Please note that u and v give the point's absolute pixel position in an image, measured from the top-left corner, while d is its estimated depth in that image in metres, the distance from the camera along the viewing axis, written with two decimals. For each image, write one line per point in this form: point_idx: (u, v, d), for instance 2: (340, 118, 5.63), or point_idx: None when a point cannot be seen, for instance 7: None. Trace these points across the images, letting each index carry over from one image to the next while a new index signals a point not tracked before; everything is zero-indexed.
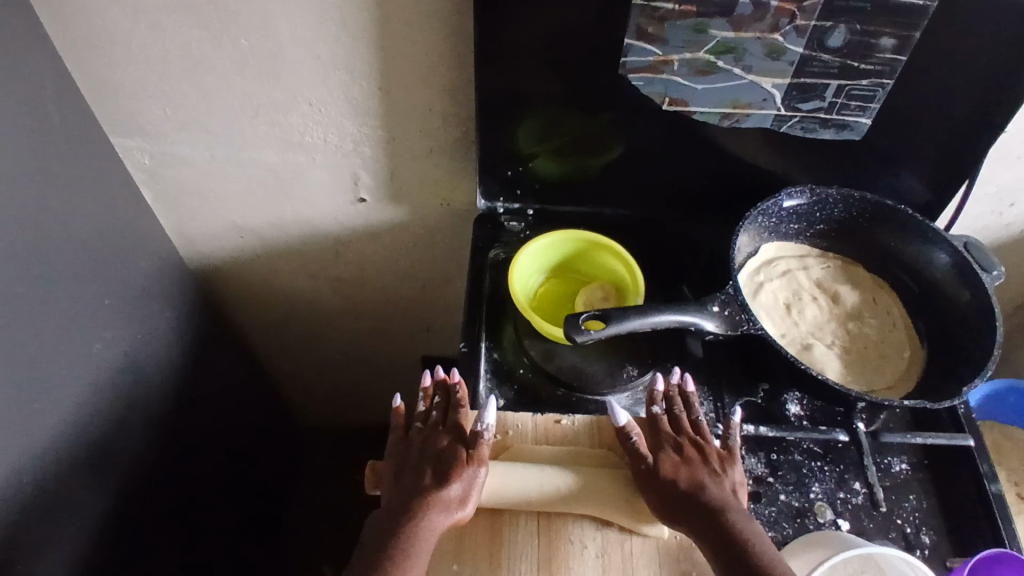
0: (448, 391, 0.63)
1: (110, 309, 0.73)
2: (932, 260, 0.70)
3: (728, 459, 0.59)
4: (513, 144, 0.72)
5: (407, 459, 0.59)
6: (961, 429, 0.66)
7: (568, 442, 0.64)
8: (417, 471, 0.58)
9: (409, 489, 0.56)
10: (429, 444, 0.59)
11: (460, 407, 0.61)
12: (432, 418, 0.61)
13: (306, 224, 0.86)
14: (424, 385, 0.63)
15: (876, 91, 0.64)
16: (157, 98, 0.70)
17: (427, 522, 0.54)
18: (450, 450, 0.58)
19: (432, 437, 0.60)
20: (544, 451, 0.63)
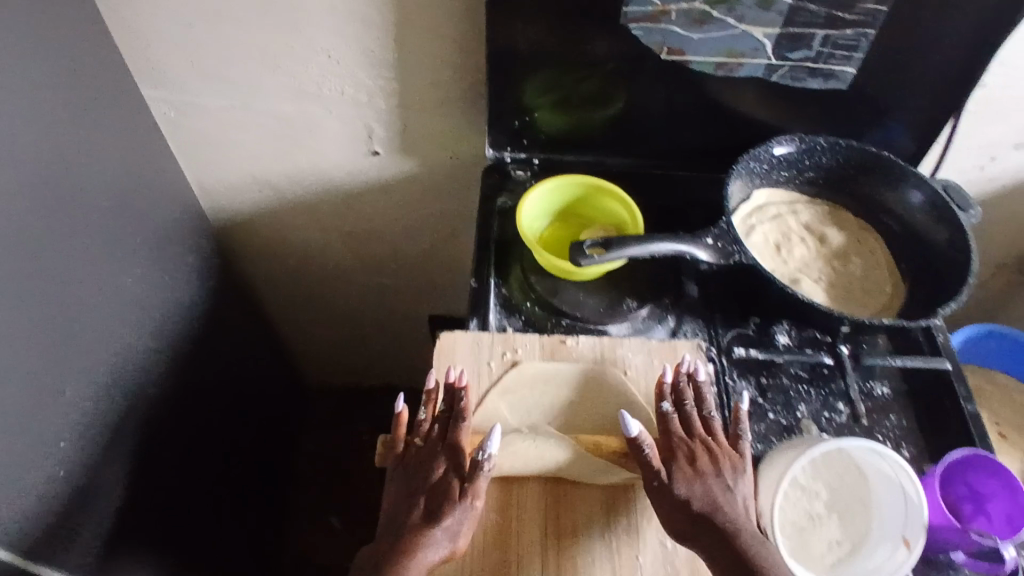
0: (452, 395, 0.61)
1: (139, 248, 0.77)
2: (911, 202, 0.75)
3: (736, 472, 0.58)
4: (521, 95, 0.77)
5: (406, 477, 0.58)
6: (939, 353, 0.71)
7: (571, 362, 0.66)
8: (417, 495, 0.56)
9: (407, 513, 0.55)
10: (427, 467, 0.57)
11: (463, 419, 0.59)
12: (434, 433, 0.59)
13: (321, 175, 0.91)
14: (427, 390, 0.61)
15: (860, 40, 0.69)
16: (185, 48, 0.75)
17: (416, 558, 0.53)
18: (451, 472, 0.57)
19: (433, 455, 0.58)
20: (546, 372, 0.65)
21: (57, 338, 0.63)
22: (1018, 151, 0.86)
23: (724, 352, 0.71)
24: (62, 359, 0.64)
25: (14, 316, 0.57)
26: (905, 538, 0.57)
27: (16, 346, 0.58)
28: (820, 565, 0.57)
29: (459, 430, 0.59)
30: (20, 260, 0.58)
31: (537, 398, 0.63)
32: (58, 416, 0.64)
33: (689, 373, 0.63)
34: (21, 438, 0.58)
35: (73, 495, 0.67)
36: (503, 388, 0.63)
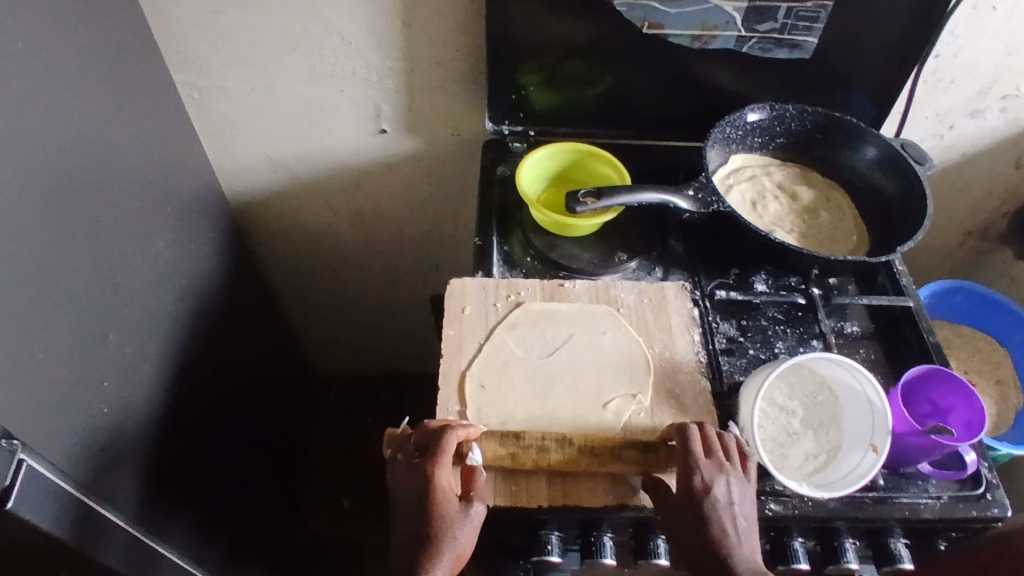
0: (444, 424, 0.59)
1: (167, 217, 0.84)
2: (871, 159, 0.83)
3: (735, 497, 0.57)
4: (516, 71, 0.84)
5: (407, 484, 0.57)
6: (903, 293, 0.79)
7: (570, 300, 0.72)
8: (405, 533, 0.56)
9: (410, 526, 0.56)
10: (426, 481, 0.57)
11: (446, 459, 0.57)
12: (416, 468, 0.58)
13: (332, 155, 0.98)
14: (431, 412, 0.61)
15: (820, 12, 0.77)
16: (210, 32, 0.82)
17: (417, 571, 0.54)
18: (434, 513, 0.56)
19: (423, 476, 0.57)
20: (547, 309, 0.71)
21: (99, 287, 0.69)
22: (972, 118, 0.94)
23: (707, 295, 0.77)
24: (104, 309, 0.70)
25: (65, 261, 0.64)
26: (874, 445, 0.62)
27: (67, 289, 0.64)
28: (797, 473, 0.63)
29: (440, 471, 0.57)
30: (70, 211, 0.65)
31: (540, 333, 0.69)
32: (104, 357, 0.70)
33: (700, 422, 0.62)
34: (73, 373, 0.65)
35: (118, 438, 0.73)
36: (508, 323, 0.69)
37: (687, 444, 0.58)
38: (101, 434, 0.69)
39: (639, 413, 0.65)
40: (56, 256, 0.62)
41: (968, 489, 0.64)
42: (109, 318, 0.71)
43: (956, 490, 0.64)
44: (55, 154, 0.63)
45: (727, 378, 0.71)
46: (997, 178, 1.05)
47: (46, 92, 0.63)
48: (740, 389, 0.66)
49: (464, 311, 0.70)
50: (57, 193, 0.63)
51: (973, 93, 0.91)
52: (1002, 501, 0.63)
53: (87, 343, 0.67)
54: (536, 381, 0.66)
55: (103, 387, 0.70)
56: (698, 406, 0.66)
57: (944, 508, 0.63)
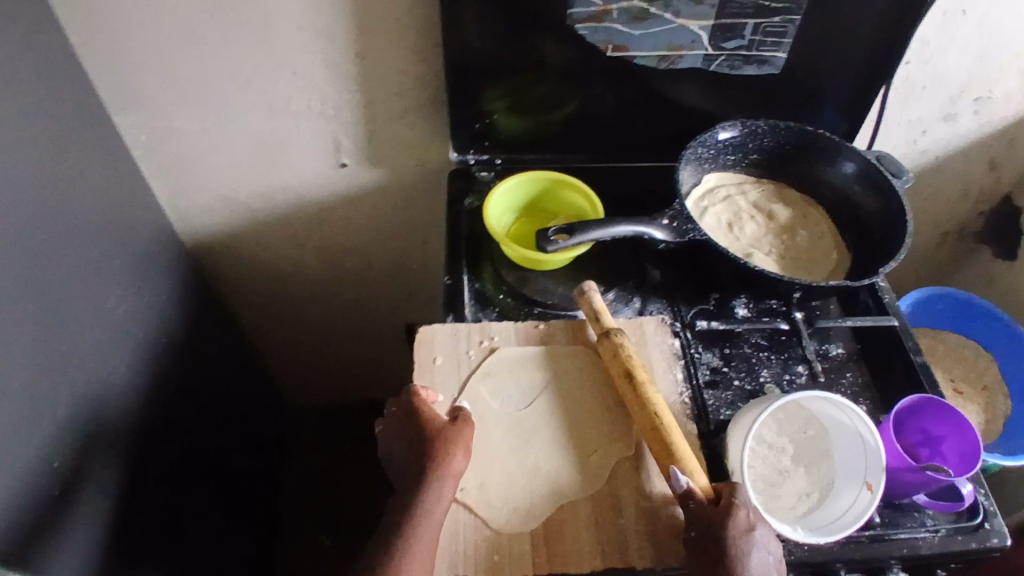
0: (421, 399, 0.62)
1: (117, 270, 0.79)
2: (847, 173, 0.81)
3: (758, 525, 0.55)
4: (478, 99, 0.81)
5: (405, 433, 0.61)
6: (886, 312, 0.77)
7: (546, 343, 0.69)
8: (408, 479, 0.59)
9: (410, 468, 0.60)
10: (416, 425, 0.61)
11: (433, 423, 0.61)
12: (409, 414, 0.62)
13: (291, 191, 0.94)
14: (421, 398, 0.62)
15: (787, 27, 0.74)
16: (153, 73, 0.77)
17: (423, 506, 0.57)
18: (433, 445, 0.59)
19: (415, 420, 0.61)
20: (522, 354, 0.68)
21: (41, 356, 0.65)
22: (947, 122, 0.93)
23: (688, 325, 0.74)
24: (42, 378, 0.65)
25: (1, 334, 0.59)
26: (868, 482, 0.60)
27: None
28: (792, 515, 0.61)
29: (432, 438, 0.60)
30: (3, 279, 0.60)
31: (517, 381, 0.66)
32: (44, 429, 0.65)
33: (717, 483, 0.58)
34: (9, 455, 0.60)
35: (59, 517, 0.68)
36: (482, 374, 0.66)
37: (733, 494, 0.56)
38: (37, 513, 0.64)
39: (625, 463, 0.62)
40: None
41: (965, 520, 0.62)
42: (50, 388, 0.66)
43: (952, 521, 0.62)
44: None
45: (712, 414, 0.68)
46: (971, 180, 1.03)
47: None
48: (727, 429, 0.64)
49: (435, 362, 0.67)
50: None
51: (946, 98, 0.89)
52: (1000, 531, 0.62)
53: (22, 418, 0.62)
54: (515, 433, 0.64)
55: (43, 462, 0.65)
56: None
57: (942, 542, 0.61)
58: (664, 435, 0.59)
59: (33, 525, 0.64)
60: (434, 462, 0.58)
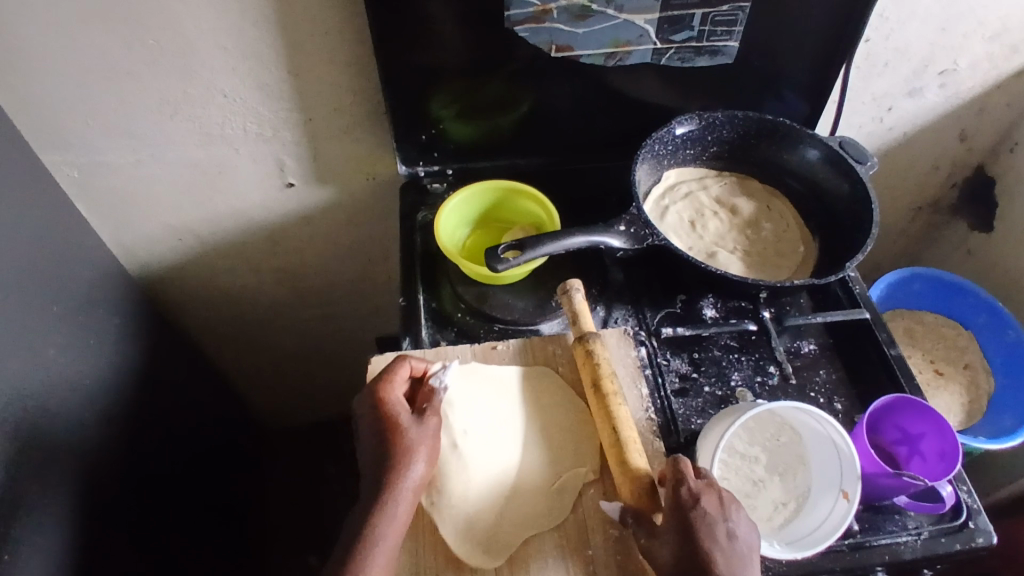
0: (388, 384, 0.60)
1: (57, 315, 0.75)
2: (810, 160, 0.78)
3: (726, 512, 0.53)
4: (423, 109, 0.77)
5: (369, 423, 0.59)
6: (858, 304, 0.74)
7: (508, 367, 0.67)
8: (369, 478, 0.57)
9: (373, 464, 0.57)
10: (379, 415, 0.58)
11: (397, 413, 0.59)
12: (372, 403, 0.59)
13: (239, 215, 0.90)
14: (393, 373, 0.60)
15: (737, 15, 0.72)
16: (73, 106, 0.73)
17: (383, 513, 0.55)
18: (396, 440, 0.57)
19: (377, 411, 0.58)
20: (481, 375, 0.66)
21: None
22: (911, 97, 0.90)
23: (654, 332, 0.71)
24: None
25: None
26: (844, 490, 0.58)
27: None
28: (768, 527, 0.58)
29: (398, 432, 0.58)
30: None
31: (483, 400, 0.64)
32: None
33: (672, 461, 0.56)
34: None
35: None
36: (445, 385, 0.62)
37: (678, 474, 0.55)
38: None
39: (590, 490, 0.60)
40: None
41: (948, 521, 0.60)
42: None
43: (935, 522, 0.60)
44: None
45: (683, 425, 0.66)
46: (942, 152, 1.00)
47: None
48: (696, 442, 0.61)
49: None
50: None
51: (908, 73, 0.86)
52: (985, 529, 0.60)
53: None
54: (479, 456, 0.61)
55: None
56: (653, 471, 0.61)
57: (925, 545, 0.59)
58: (623, 451, 0.57)
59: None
60: (395, 462, 0.56)
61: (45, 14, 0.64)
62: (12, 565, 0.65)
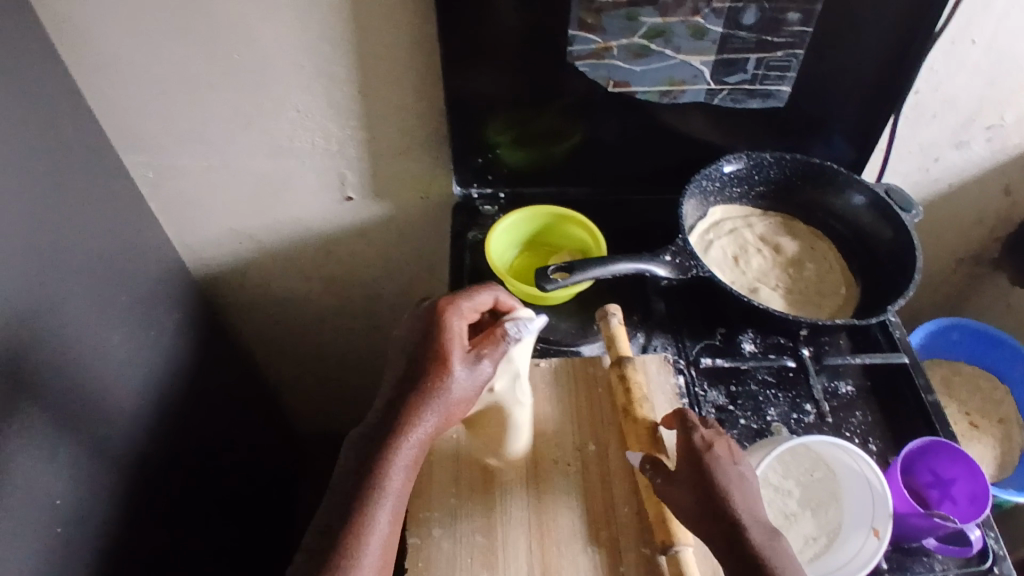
0: (451, 311, 0.59)
1: (123, 305, 0.79)
2: (855, 205, 0.80)
3: (740, 459, 0.58)
4: (482, 134, 0.81)
5: (419, 343, 0.59)
6: (896, 349, 0.75)
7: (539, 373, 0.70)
8: (400, 396, 0.57)
9: (409, 383, 0.57)
10: (432, 338, 0.58)
11: (454, 344, 0.58)
12: (430, 325, 0.59)
13: (298, 223, 0.94)
14: (459, 301, 0.60)
15: (790, 61, 0.74)
16: (158, 112, 0.78)
17: (403, 438, 0.55)
18: (440, 367, 0.57)
19: (432, 334, 0.58)
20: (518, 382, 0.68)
21: (15, 399, 0.64)
22: (958, 149, 0.91)
23: (693, 362, 0.73)
24: (23, 418, 0.65)
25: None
26: (874, 528, 0.58)
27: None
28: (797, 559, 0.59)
29: (446, 364, 0.57)
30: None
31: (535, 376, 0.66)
32: (36, 466, 0.66)
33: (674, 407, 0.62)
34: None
35: (53, 557, 0.67)
36: (519, 341, 0.61)
37: (685, 419, 0.60)
38: (32, 554, 0.64)
39: (625, 509, 0.62)
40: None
41: (975, 565, 0.60)
42: (35, 426, 0.66)
43: (962, 565, 0.60)
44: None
45: None
46: (986, 206, 1.01)
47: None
48: None
49: None
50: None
51: (956, 126, 0.87)
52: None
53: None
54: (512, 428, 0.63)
55: (40, 499, 0.66)
56: None
57: None
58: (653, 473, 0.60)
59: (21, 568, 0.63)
60: (430, 389, 0.56)
61: (143, 26, 0.70)
62: (62, 538, 0.68)
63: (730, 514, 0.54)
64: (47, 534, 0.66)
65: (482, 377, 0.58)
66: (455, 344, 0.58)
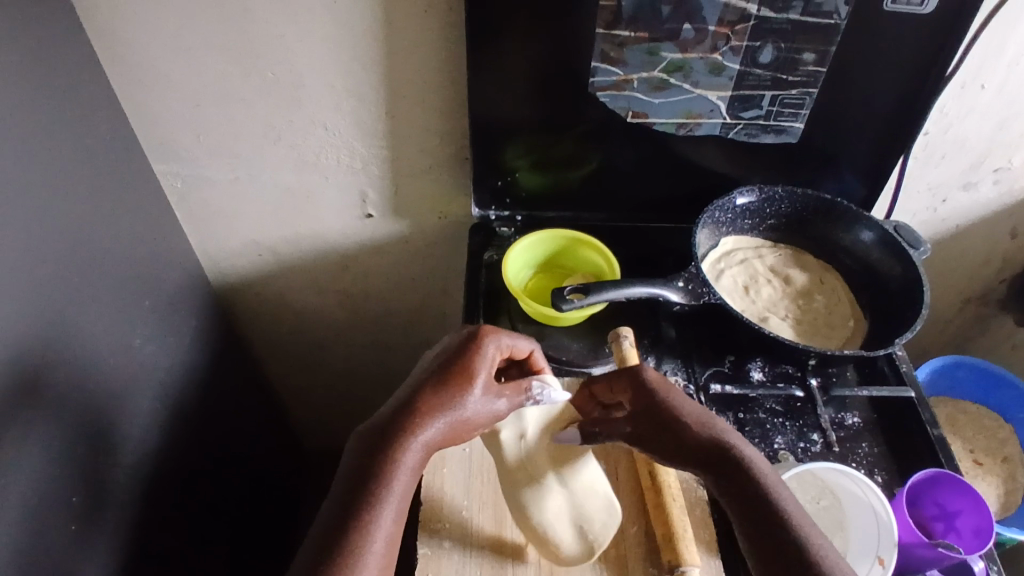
0: (489, 338, 0.61)
1: (147, 309, 0.81)
2: (863, 241, 0.82)
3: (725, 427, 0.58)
4: (503, 158, 0.84)
5: (450, 357, 0.60)
6: (903, 382, 0.76)
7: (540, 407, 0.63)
8: (414, 398, 0.57)
9: (427, 389, 0.57)
10: (463, 356, 0.59)
11: (483, 367, 0.59)
12: (465, 345, 0.60)
13: (318, 238, 0.97)
14: (498, 333, 0.62)
15: (804, 99, 0.77)
16: (190, 125, 0.81)
17: (411, 442, 0.55)
18: (465, 384, 0.58)
19: (465, 351, 0.60)
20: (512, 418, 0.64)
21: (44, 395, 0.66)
22: (966, 190, 0.93)
23: (702, 388, 0.74)
24: (46, 415, 0.66)
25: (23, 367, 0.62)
26: (879, 556, 0.60)
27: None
28: None
29: (470, 383, 0.58)
30: (26, 318, 0.62)
31: None
32: (55, 464, 0.67)
33: (617, 372, 0.61)
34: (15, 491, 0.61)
35: (66, 553, 0.68)
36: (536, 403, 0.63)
37: (641, 385, 0.59)
38: (46, 549, 0.65)
39: (632, 529, 0.63)
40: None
41: None
42: (57, 420, 0.68)
43: None
44: (13, 258, 0.60)
45: None
46: (992, 247, 1.03)
47: (12, 194, 0.60)
48: None
49: None
50: (10, 300, 0.61)
51: (965, 167, 0.89)
52: None
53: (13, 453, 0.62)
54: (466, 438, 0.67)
55: (57, 494, 0.67)
56: (694, 518, 0.63)
57: None
58: (659, 496, 0.62)
59: (34, 565, 0.64)
60: (450, 402, 0.57)
61: (184, 42, 0.73)
62: (76, 535, 0.70)
63: (750, 484, 0.54)
64: (61, 529, 0.67)
65: (496, 411, 0.60)
66: (483, 367, 0.59)
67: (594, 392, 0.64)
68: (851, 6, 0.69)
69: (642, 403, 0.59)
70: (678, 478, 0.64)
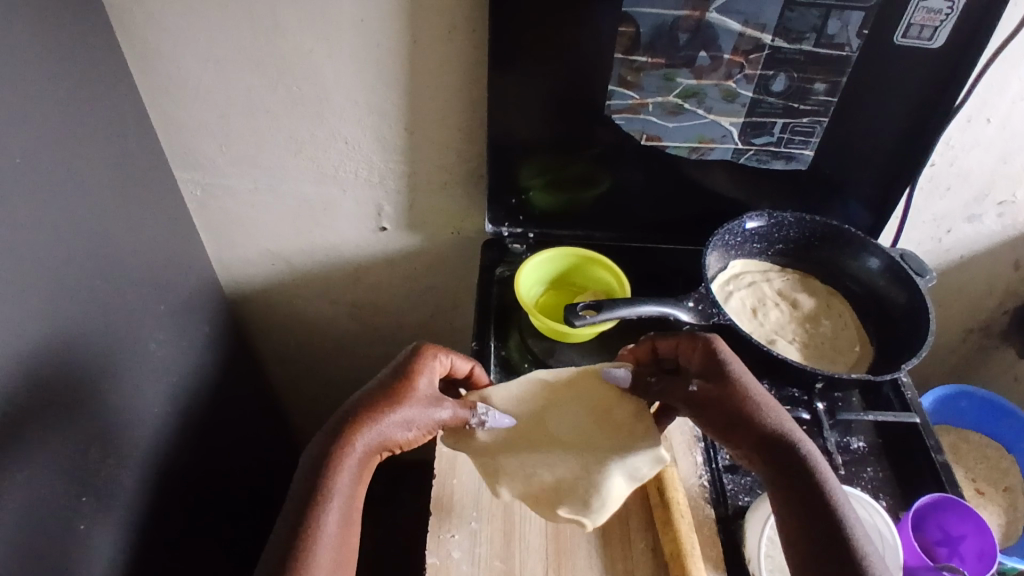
0: (428, 354, 0.61)
1: (162, 313, 0.83)
2: (870, 268, 0.83)
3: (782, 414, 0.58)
4: (517, 177, 0.85)
5: (391, 371, 0.59)
6: (908, 409, 0.77)
7: (527, 377, 0.68)
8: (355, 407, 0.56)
9: (369, 399, 0.57)
10: (403, 369, 0.59)
11: (423, 377, 0.59)
12: (405, 360, 0.60)
13: (332, 249, 0.98)
14: (438, 349, 0.61)
15: (815, 127, 0.79)
16: (215, 135, 0.83)
17: (352, 449, 0.54)
18: (405, 391, 0.57)
19: (404, 366, 0.59)
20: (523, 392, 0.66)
21: (61, 394, 0.67)
22: (970, 222, 0.95)
23: None
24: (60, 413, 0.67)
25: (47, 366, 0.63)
26: None
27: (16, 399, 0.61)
28: None
29: (411, 393, 0.58)
30: (47, 317, 0.63)
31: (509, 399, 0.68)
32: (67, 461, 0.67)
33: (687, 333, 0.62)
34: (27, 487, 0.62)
35: (73, 551, 0.69)
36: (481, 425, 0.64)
37: (710, 357, 0.59)
38: (54, 546, 0.66)
39: (641, 545, 0.64)
40: (11, 361, 0.60)
41: None
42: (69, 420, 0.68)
43: None
44: (37, 255, 0.62)
45: (730, 501, 0.66)
46: (996, 279, 1.04)
47: (40, 194, 0.62)
48: (748, 513, 0.63)
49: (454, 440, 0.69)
50: (35, 297, 0.62)
51: (969, 200, 0.91)
52: None
53: (29, 449, 0.63)
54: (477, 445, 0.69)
55: (66, 492, 0.67)
56: (702, 536, 0.63)
57: None
58: (669, 513, 0.63)
59: (39, 561, 0.64)
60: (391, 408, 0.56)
61: (214, 53, 0.75)
62: (81, 534, 0.70)
63: (799, 470, 0.55)
64: (67, 527, 0.67)
65: (438, 420, 0.60)
66: (424, 379, 0.59)
67: (657, 348, 0.64)
68: (862, 39, 0.71)
69: (708, 372, 0.59)
70: (686, 496, 0.65)
